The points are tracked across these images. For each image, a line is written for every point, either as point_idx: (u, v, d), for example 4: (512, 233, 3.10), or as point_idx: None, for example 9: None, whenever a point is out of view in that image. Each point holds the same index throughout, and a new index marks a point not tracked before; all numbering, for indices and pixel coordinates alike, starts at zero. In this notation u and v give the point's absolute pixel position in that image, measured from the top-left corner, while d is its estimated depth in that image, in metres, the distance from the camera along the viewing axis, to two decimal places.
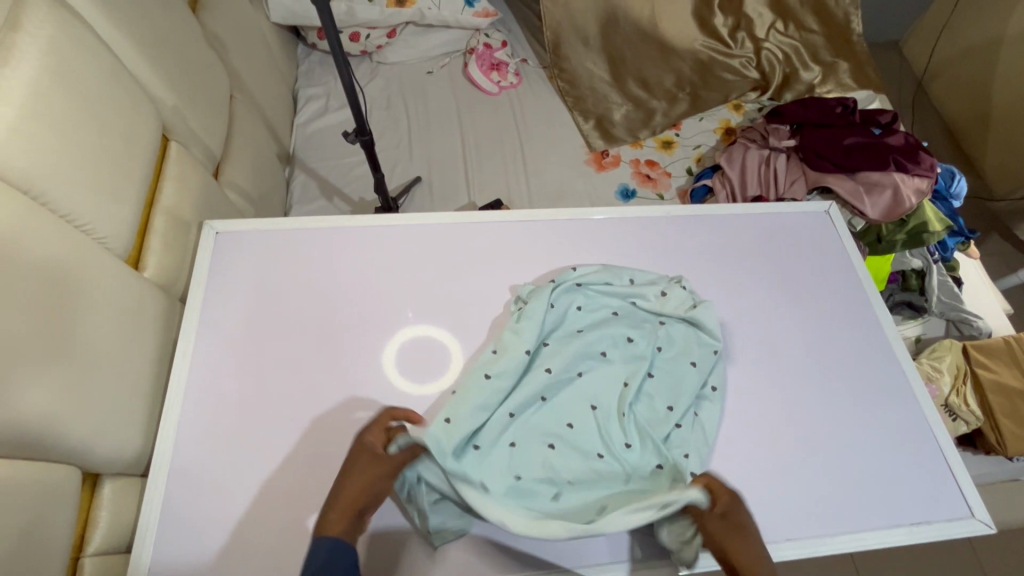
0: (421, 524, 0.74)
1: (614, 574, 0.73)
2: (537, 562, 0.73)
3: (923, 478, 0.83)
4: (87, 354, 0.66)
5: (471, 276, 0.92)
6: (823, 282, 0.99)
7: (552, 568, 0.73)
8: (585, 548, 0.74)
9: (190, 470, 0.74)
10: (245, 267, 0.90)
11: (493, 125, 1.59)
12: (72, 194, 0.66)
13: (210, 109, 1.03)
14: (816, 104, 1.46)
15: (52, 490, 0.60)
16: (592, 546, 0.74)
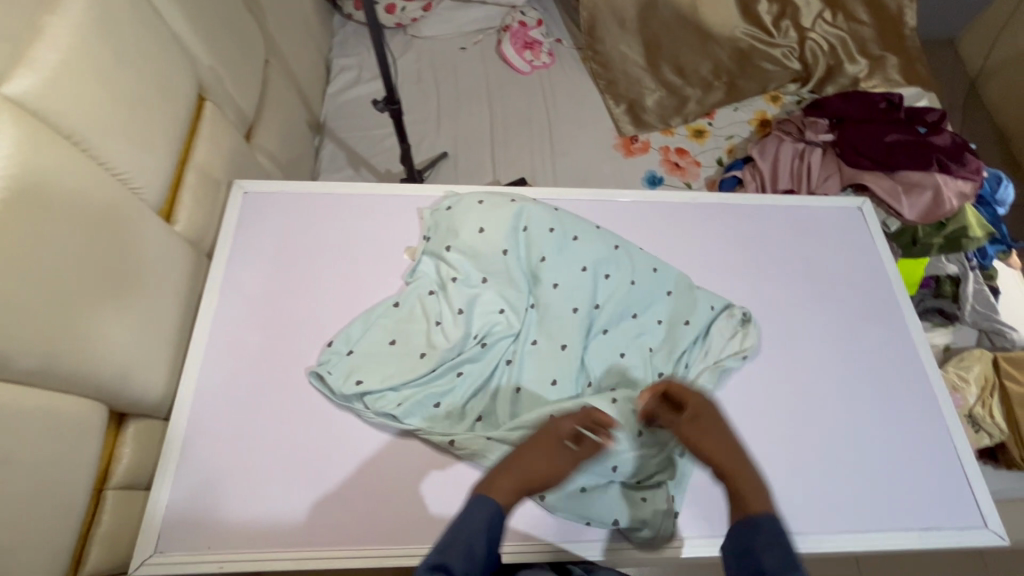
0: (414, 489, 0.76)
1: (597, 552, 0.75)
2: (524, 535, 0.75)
3: (938, 485, 0.81)
4: (117, 298, 0.68)
5: None
6: (850, 278, 0.96)
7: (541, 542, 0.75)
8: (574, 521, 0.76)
9: (210, 417, 0.77)
10: (272, 227, 0.93)
11: (523, 104, 1.58)
12: (112, 143, 0.68)
13: (245, 71, 1.05)
14: (859, 98, 1.41)
15: (78, 423, 0.63)
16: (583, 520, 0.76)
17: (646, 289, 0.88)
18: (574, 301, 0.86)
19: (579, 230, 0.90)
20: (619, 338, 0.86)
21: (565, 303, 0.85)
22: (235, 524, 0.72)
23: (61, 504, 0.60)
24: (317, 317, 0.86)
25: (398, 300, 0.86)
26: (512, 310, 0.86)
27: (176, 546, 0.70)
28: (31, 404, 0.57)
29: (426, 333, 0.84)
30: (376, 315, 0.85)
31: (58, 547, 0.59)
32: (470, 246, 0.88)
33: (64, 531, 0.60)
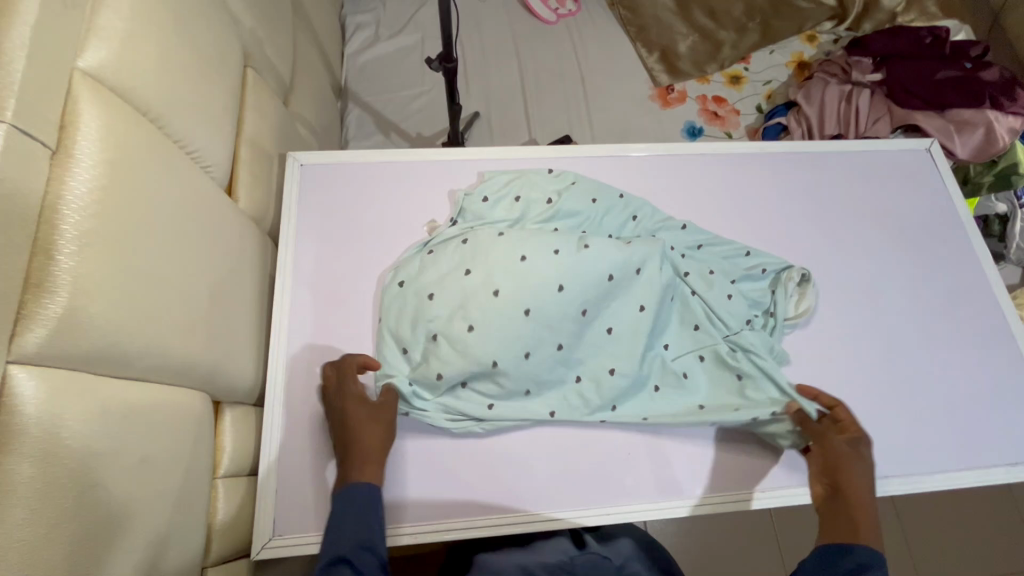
0: (511, 458, 0.78)
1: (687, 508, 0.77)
2: (623, 498, 0.77)
3: (1020, 421, 0.83)
4: (203, 284, 0.65)
5: None
6: (922, 223, 0.95)
7: (641, 505, 0.76)
8: (671, 479, 0.78)
9: (303, 402, 0.76)
10: (330, 200, 0.88)
11: (552, 56, 1.51)
12: (182, 118, 0.63)
13: (279, 33, 0.97)
14: (905, 33, 1.36)
15: (189, 416, 0.61)
16: (680, 477, 0.78)
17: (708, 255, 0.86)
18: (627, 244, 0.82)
19: (639, 208, 0.87)
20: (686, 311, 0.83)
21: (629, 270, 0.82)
22: None
23: (183, 497, 0.59)
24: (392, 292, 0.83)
25: (404, 280, 0.81)
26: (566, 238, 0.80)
27: (292, 528, 0.70)
28: (146, 398, 0.55)
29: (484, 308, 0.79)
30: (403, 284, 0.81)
31: (188, 538, 0.59)
32: (506, 212, 0.85)
33: (190, 522, 0.60)
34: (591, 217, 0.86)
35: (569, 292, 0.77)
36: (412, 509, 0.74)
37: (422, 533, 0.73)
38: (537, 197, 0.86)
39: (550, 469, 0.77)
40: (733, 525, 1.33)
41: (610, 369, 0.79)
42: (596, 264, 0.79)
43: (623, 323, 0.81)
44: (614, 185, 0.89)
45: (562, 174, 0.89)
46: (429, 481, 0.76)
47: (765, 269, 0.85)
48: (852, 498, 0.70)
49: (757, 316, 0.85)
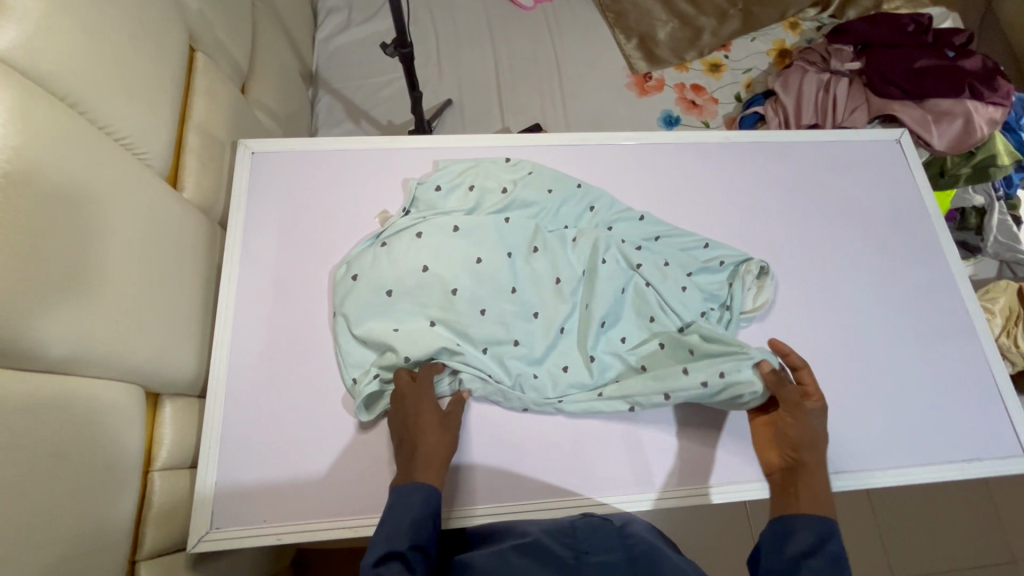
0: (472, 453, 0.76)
1: (657, 503, 0.75)
2: (603, 489, 0.75)
3: (978, 417, 0.82)
4: (138, 274, 0.64)
5: None
6: (889, 217, 0.93)
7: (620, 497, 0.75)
8: (644, 472, 0.76)
9: (247, 392, 0.75)
10: (283, 188, 0.87)
11: (528, 43, 1.48)
12: (109, 103, 0.62)
13: (234, 16, 0.95)
14: (887, 21, 1.33)
15: (118, 408, 0.60)
16: (651, 471, 0.77)
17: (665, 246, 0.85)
18: (582, 239, 0.83)
19: (595, 199, 0.86)
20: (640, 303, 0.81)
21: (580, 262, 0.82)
22: (287, 498, 0.71)
23: (111, 490, 0.58)
24: None
25: (357, 273, 0.79)
26: (520, 239, 0.82)
27: (232, 521, 0.69)
28: (64, 391, 0.53)
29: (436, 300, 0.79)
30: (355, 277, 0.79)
31: (115, 530, 0.58)
32: (459, 201, 0.83)
33: (120, 515, 0.59)
34: (547, 207, 0.84)
35: (524, 293, 0.80)
36: (479, 491, 0.74)
37: (490, 514, 0.73)
38: (491, 187, 0.84)
39: (579, 454, 0.77)
40: (706, 519, 1.32)
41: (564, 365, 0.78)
42: (547, 266, 0.81)
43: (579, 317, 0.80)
44: (571, 175, 0.87)
45: (519, 164, 0.87)
46: (494, 457, 0.76)
47: (723, 261, 0.83)
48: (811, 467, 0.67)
49: (713, 309, 0.83)
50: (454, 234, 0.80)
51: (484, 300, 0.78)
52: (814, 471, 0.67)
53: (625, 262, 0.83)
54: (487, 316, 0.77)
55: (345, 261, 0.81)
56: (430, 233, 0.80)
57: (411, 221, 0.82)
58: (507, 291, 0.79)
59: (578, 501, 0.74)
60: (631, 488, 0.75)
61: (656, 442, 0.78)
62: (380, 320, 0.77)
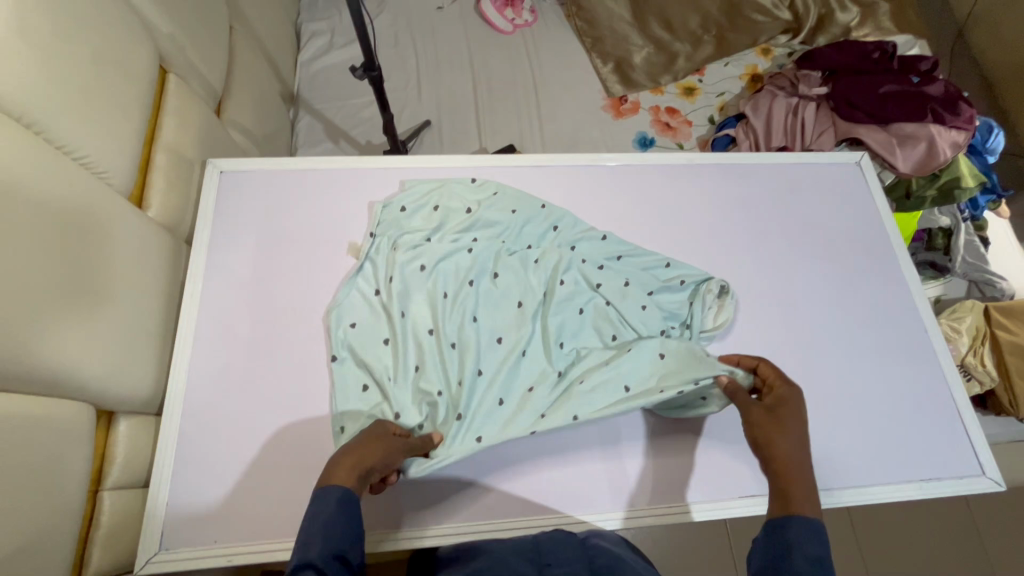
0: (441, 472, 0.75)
1: (630, 521, 0.74)
2: (580, 504, 0.75)
3: (938, 436, 0.82)
4: (95, 292, 0.64)
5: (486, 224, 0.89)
6: (849, 238, 0.95)
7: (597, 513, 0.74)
8: (619, 488, 0.76)
9: (204, 410, 0.75)
10: (250, 207, 0.88)
11: (507, 66, 1.51)
12: (69, 125, 0.63)
13: (209, 38, 0.97)
14: (852, 48, 1.37)
15: (66, 427, 0.60)
16: (624, 487, 0.76)
17: (626, 266, 0.86)
18: (545, 262, 0.84)
19: (559, 218, 0.87)
20: (602, 323, 0.82)
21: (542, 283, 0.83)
22: (240, 518, 0.70)
23: (53, 511, 0.57)
24: (307, 303, 0.82)
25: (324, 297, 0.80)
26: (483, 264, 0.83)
27: (183, 542, 0.69)
28: (8, 409, 0.53)
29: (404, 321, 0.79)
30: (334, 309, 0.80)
31: (56, 551, 0.57)
32: (424, 225, 0.85)
33: (63, 537, 0.58)
34: (510, 227, 0.86)
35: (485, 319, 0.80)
36: (436, 510, 0.73)
37: (441, 537, 0.72)
38: (456, 207, 0.86)
39: (543, 471, 0.76)
40: (685, 541, 1.30)
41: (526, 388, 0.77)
42: (508, 289, 0.82)
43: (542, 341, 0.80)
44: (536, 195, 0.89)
45: (484, 184, 0.88)
46: (466, 474, 0.75)
47: (684, 280, 0.85)
48: (782, 470, 0.64)
49: (673, 327, 0.85)
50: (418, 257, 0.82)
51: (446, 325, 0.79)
52: (795, 472, 0.63)
53: (585, 283, 0.84)
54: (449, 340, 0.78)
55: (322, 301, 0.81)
56: (396, 259, 0.82)
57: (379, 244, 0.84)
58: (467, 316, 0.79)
59: (534, 520, 0.73)
60: (595, 505, 0.75)
61: (625, 462, 0.77)
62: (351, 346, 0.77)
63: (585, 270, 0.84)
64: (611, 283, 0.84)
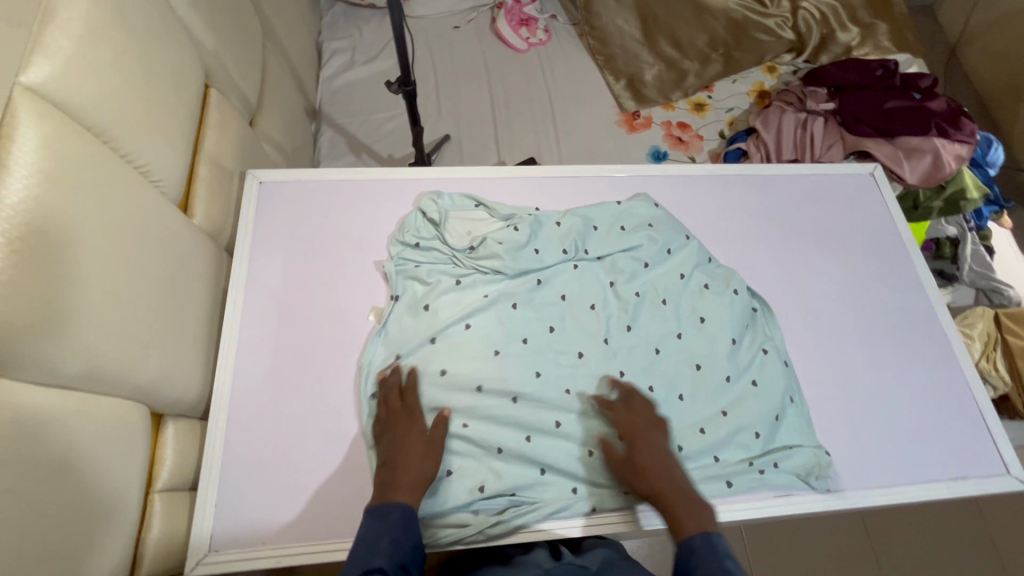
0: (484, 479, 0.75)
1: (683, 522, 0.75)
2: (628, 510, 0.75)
3: (962, 435, 0.84)
4: (151, 296, 0.66)
5: None
6: (869, 246, 0.98)
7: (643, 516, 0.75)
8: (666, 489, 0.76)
9: (247, 415, 0.76)
10: (291, 217, 0.90)
11: (521, 82, 1.56)
12: (132, 135, 0.65)
13: (246, 54, 1.00)
14: (857, 66, 1.43)
15: (124, 427, 0.61)
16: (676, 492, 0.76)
17: (696, 342, 0.84)
18: (654, 286, 0.87)
19: (650, 258, 0.89)
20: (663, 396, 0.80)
21: (612, 327, 0.84)
22: (283, 521, 0.71)
23: (111, 513, 0.58)
24: (344, 309, 0.84)
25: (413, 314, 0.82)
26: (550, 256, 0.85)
27: (230, 544, 0.69)
28: (75, 409, 0.55)
29: (476, 351, 0.79)
30: (403, 238, 0.87)
31: (113, 553, 0.58)
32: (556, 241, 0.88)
33: (119, 539, 0.59)
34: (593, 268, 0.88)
35: (548, 348, 0.81)
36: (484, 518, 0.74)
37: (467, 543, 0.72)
38: (552, 239, 0.87)
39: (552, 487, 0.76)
40: None
41: (557, 421, 0.76)
42: (576, 337, 0.83)
43: (581, 391, 0.79)
44: (631, 226, 0.91)
45: (625, 215, 0.91)
46: None
47: (756, 380, 0.82)
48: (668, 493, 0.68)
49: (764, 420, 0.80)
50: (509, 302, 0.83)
51: (513, 351, 0.79)
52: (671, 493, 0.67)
53: (649, 337, 0.84)
54: (459, 365, 0.78)
55: (399, 239, 0.88)
56: (469, 287, 0.83)
57: (551, 214, 0.90)
58: (519, 343, 0.80)
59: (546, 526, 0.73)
60: (539, 521, 0.73)
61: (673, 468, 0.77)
62: (402, 311, 0.82)
63: (650, 329, 0.84)
64: (674, 355, 0.83)
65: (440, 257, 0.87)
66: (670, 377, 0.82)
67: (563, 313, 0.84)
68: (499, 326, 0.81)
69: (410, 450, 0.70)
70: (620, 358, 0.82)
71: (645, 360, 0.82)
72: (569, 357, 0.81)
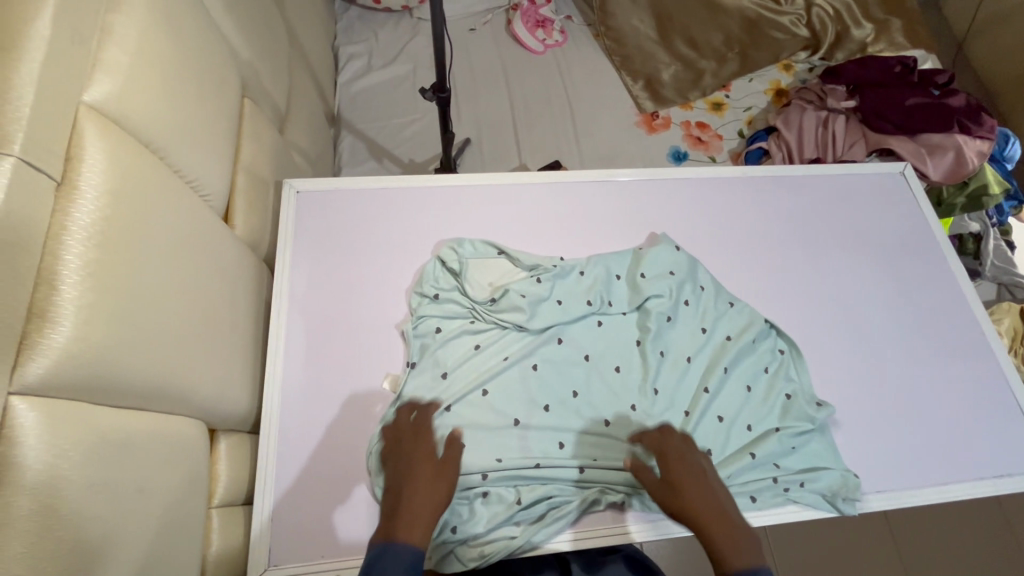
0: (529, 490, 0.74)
1: None
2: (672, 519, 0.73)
3: (1005, 433, 0.85)
4: (204, 310, 0.66)
5: (561, 248, 0.91)
6: (903, 245, 0.99)
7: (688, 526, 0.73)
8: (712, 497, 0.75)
9: (296, 428, 0.75)
10: (329, 226, 0.90)
11: (539, 84, 1.56)
12: (183, 149, 0.65)
13: (275, 62, 0.99)
14: (876, 63, 1.43)
15: (185, 443, 0.61)
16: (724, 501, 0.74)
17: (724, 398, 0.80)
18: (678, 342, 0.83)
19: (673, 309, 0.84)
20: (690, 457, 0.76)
21: (636, 386, 0.79)
22: (339, 534, 0.71)
23: (178, 530, 0.58)
24: (385, 319, 0.84)
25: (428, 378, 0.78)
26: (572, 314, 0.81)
27: (287, 558, 0.69)
28: (143, 428, 0.54)
29: (495, 419, 0.75)
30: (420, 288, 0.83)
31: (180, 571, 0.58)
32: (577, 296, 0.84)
33: (185, 556, 0.59)
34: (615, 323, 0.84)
35: (571, 413, 0.77)
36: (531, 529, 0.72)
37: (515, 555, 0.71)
38: (573, 293, 0.84)
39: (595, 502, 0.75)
40: None
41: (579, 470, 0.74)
42: (599, 401, 0.78)
43: (608, 457, 0.75)
44: (654, 272, 0.86)
45: (647, 261, 0.87)
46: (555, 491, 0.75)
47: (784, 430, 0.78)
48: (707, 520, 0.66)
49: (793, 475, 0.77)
50: (529, 364, 0.79)
51: (533, 420, 0.76)
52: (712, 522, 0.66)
53: (676, 395, 0.79)
54: (476, 436, 0.74)
55: (418, 290, 0.83)
56: (486, 351, 0.79)
57: (574, 264, 0.86)
58: (541, 412, 0.76)
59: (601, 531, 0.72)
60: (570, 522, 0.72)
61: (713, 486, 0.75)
62: (417, 376, 0.77)
63: (676, 387, 0.80)
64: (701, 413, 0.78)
65: (460, 310, 0.82)
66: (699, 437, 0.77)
67: (585, 374, 0.80)
68: (520, 392, 0.77)
69: (416, 473, 0.67)
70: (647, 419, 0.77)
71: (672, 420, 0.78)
72: (592, 424, 0.77)
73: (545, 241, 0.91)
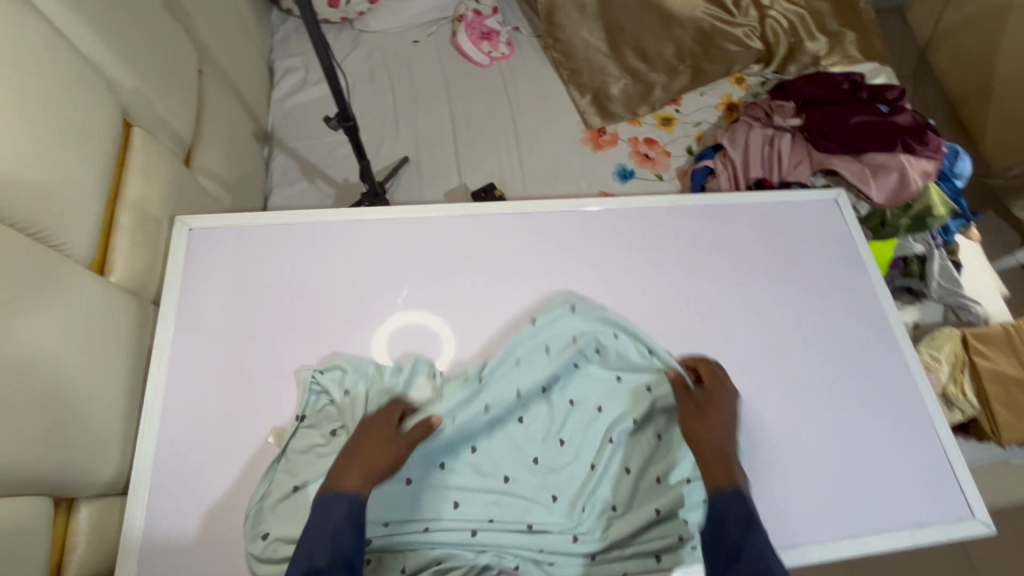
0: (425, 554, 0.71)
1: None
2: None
3: (927, 478, 0.82)
4: (58, 373, 0.61)
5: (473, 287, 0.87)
6: (833, 278, 0.96)
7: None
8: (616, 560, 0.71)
9: (173, 487, 0.72)
10: (228, 266, 0.85)
11: (484, 99, 1.51)
12: (29, 200, 0.60)
13: (177, 87, 0.94)
14: (824, 79, 1.40)
15: (24, 525, 0.56)
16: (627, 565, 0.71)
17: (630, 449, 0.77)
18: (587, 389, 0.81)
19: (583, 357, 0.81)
20: (591, 513, 0.74)
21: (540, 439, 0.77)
22: None
23: None
24: (280, 367, 0.80)
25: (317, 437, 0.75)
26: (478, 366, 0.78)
27: None
28: None
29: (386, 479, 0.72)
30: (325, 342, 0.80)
31: None
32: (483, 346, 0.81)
33: None
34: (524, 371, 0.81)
35: (470, 471, 0.75)
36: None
37: None
38: None
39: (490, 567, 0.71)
40: None
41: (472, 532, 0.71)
42: (500, 456, 0.76)
43: (505, 518, 0.72)
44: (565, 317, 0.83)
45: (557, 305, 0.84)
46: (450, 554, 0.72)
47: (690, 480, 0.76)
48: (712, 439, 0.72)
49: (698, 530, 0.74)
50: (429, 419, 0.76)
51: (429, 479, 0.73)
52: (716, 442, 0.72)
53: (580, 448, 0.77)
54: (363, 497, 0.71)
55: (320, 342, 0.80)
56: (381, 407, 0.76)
57: None
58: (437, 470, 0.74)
59: None
60: None
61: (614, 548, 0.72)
62: (306, 436, 0.74)
63: (581, 438, 0.78)
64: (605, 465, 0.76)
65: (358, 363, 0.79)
66: (601, 491, 0.75)
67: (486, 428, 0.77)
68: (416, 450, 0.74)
69: (368, 445, 0.69)
70: (547, 475, 0.75)
71: (575, 474, 0.76)
72: (490, 481, 0.74)
73: (456, 279, 0.87)
